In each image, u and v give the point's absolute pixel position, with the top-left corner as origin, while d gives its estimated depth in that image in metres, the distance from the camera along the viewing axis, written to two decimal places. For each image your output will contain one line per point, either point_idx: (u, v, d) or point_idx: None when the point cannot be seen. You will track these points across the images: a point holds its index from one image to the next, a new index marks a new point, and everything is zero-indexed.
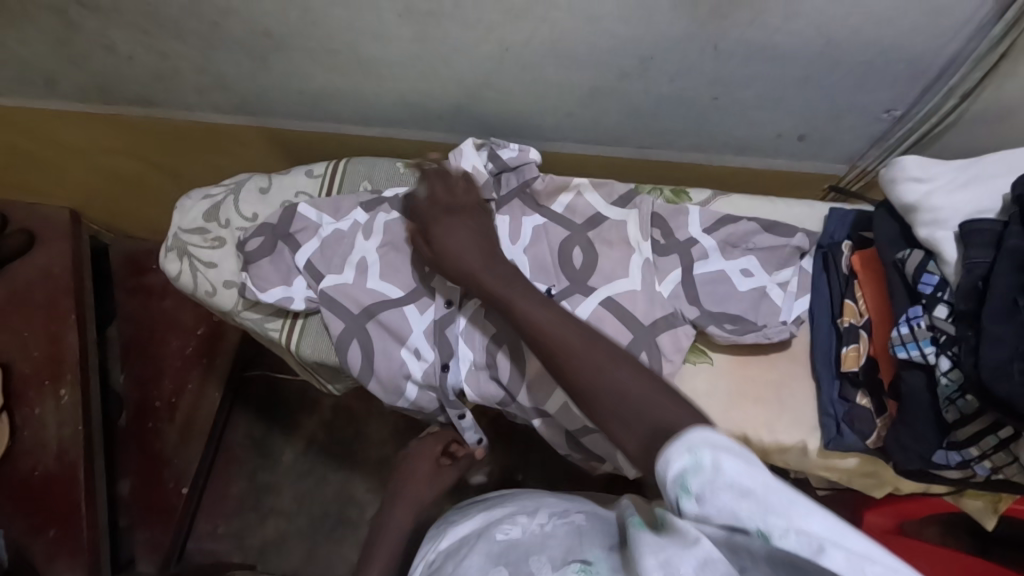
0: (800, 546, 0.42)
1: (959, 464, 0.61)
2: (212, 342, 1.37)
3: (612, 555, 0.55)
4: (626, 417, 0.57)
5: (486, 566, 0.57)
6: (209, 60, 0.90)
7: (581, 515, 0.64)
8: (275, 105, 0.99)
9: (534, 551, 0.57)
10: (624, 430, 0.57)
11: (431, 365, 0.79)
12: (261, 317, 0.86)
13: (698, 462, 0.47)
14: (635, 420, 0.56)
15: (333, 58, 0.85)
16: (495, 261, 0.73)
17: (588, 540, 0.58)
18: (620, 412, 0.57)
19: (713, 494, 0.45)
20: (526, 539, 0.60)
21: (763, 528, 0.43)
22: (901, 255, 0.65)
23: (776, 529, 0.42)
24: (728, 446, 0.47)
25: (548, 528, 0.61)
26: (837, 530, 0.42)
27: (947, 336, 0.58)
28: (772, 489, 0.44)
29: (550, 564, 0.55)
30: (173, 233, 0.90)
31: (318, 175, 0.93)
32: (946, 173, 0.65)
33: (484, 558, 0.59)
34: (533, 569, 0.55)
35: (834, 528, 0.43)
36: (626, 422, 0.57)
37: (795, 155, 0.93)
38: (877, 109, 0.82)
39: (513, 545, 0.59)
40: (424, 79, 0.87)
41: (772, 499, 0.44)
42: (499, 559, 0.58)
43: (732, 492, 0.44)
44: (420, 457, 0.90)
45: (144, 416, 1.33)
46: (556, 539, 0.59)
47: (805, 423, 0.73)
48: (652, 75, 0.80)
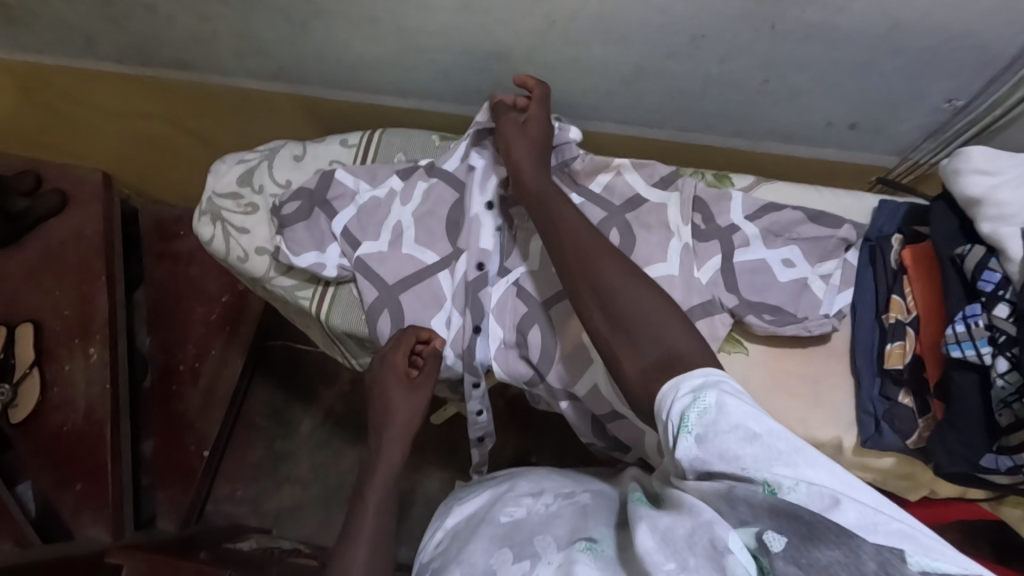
0: (807, 498, 0.42)
1: (1009, 470, 0.58)
2: (237, 309, 1.38)
3: (616, 533, 0.55)
4: (637, 337, 0.58)
5: (490, 549, 0.58)
6: (248, 24, 0.89)
7: (587, 495, 0.63)
8: (311, 73, 0.98)
9: (538, 531, 0.57)
10: (629, 349, 0.58)
11: (463, 329, 0.79)
12: (293, 285, 0.86)
13: (702, 405, 0.48)
14: (646, 343, 0.58)
15: (373, 25, 0.84)
16: (541, 177, 0.73)
17: (593, 517, 0.58)
18: (632, 329, 0.59)
19: (715, 433, 0.46)
20: (530, 519, 0.60)
21: (769, 480, 0.44)
22: (960, 250, 0.63)
23: (782, 480, 0.43)
24: (732, 391, 0.48)
25: (552, 509, 0.61)
26: (844, 484, 0.43)
27: (1007, 336, 0.56)
28: (776, 432, 0.45)
29: (555, 544, 0.55)
30: (207, 197, 0.90)
31: (353, 144, 0.92)
32: (1014, 167, 0.61)
33: (488, 541, 0.59)
34: (538, 550, 0.55)
35: (842, 482, 0.44)
36: (637, 344, 0.58)
37: (843, 144, 0.89)
38: (937, 98, 0.78)
39: (518, 527, 0.59)
40: (464, 50, 0.85)
41: (775, 441, 0.45)
42: (503, 539, 0.58)
43: (734, 430, 0.46)
44: (392, 384, 0.78)
45: (169, 380, 1.34)
46: (561, 518, 0.59)
47: (843, 420, 0.71)
48: (702, 55, 0.77)
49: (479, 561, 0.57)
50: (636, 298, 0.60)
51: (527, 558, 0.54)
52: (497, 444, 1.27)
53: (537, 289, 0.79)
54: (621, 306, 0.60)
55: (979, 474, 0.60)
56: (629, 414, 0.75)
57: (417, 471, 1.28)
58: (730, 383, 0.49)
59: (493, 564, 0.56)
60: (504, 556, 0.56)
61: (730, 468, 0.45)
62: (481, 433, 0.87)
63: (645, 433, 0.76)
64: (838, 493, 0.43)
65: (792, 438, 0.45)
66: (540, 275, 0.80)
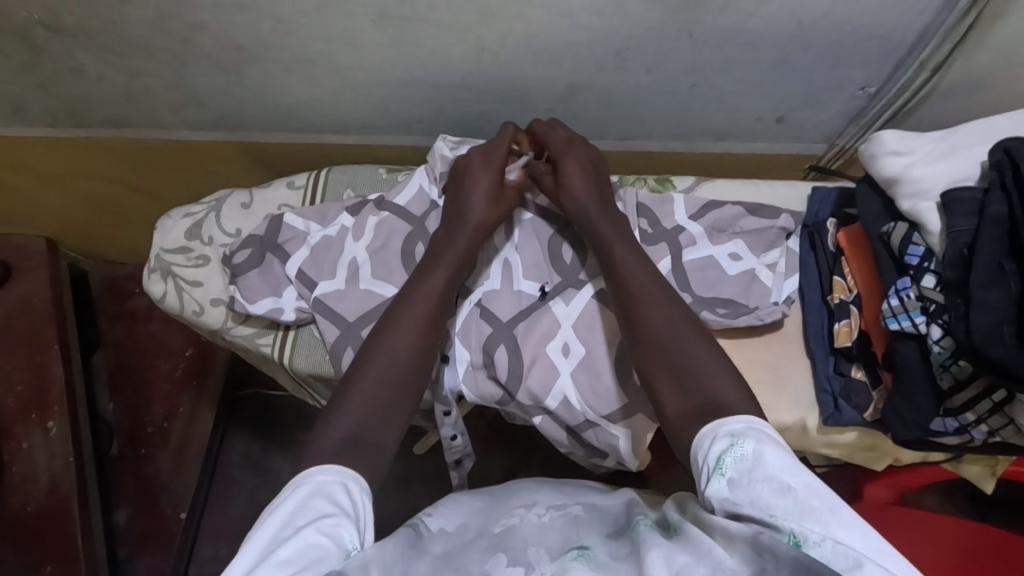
0: (833, 556, 0.44)
1: (956, 430, 0.62)
2: (202, 362, 1.35)
3: (607, 540, 0.56)
4: (675, 375, 0.63)
5: (483, 555, 0.55)
6: (181, 77, 0.88)
7: (579, 507, 0.64)
8: (251, 119, 0.97)
9: (531, 542, 0.57)
10: (673, 392, 0.62)
11: None
12: (253, 332, 0.85)
13: (740, 452, 0.52)
14: (688, 384, 0.61)
15: (307, 67, 0.85)
16: (601, 206, 0.78)
17: (585, 528, 0.59)
18: (678, 374, 0.63)
19: (750, 481, 0.49)
20: (525, 528, 0.59)
21: (796, 532, 0.46)
22: (885, 228, 0.66)
23: (811, 537, 0.45)
24: (772, 442, 0.51)
25: (545, 519, 0.61)
26: (874, 550, 0.45)
27: (937, 305, 0.59)
28: (813, 489, 0.48)
29: (548, 555, 0.55)
30: (155, 253, 0.89)
31: (300, 186, 0.92)
32: (924, 145, 0.65)
33: (478, 548, 0.57)
34: (532, 560, 0.54)
35: (873, 546, 0.45)
36: (682, 385, 0.62)
37: (774, 138, 0.93)
38: (852, 85, 0.82)
39: (509, 534, 0.58)
40: (402, 84, 0.86)
41: (811, 498, 0.47)
42: (497, 545, 0.57)
43: (768, 482, 0.49)
44: (480, 182, 0.80)
45: (136, 443, 1.31)
46: (552, 530, 0.59)
47: (804, 402, 0.73)
48: (630, 66, 0.80)
49: (473, 567, 0.54)
50: (678, 336, 0.65)
51: (519, 565, 0.54)
52: (483, 466, 1.26)
53: (499, 309, 0.80)
54: (674, 347, 0.64)
55: (931, 437, 0.63)
56: (602, 419, 0.77)
57: (404, 504, 1.26)
58: (769, 437, 0.52)
59: (488, 568, 0.53)
60: (497, 560, 0.54)
61: (758, 510, 0.48)
62: (459, 457, 0.86)
63: (620, 436, 0.77)
64: (865, 557, 0.44)
65: (830, 495, 0.48)
66: (498, 294, 0.81)
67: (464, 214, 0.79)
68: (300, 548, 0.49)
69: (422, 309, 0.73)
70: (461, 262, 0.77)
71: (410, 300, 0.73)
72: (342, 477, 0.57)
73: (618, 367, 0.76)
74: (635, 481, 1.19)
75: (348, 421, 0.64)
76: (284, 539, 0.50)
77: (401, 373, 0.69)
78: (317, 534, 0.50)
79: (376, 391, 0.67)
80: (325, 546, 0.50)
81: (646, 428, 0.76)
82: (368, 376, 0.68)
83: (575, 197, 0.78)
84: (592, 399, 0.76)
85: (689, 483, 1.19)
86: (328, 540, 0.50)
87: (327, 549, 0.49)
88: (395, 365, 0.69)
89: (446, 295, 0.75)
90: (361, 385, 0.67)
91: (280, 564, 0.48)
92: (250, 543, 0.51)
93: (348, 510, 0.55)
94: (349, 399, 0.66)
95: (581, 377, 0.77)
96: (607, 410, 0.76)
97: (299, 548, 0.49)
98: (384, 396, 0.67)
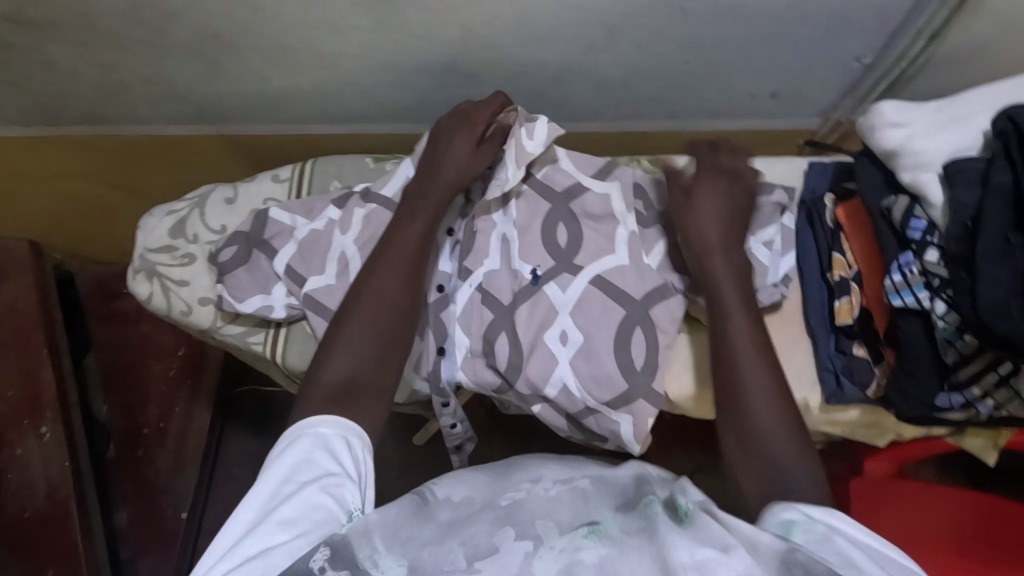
0: None
1: (961, 405, 0.61)
2: (195, 361, 1.33)
3: (618, 514, 0.55)
4: (756, 457, 0.57)
5: (491, 529, 0.53)
6: (156, 69, 0.85)
7: (586, 480, 0.62)
8: (232, 111, 0.95)
9: (539, 515, 0.55)
10: (750, 472, 0.57)
11: (429, 350, 0.79)
12: (243, 331, 0.84)
13: (812, 522, 0.50)
14: (766, 468, 0.57)
15: (287, 55, 0.82)
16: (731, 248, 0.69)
17: (594, 501, 0.57)
18: (761, 457, 0.57)
19: (815, 552, 0.47)
20: (533, 500, 0.57)
21: None
22: (886, 202, 0.65)
23: None
24: (850, 525, 0.49)
25: (552, 493, 0.59)
26: None
27: (941, 280, 0.58)
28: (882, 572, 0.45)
29: (557, 528, 0.53)
30: (138, 254, 0.86)
31: (285, 178, 0.89)
32: (925, 116, 0.64)
33: (486, 520, 0.54)
34: (541, 533, 0.52)
35: None
36: (758, 468, 0.57)
37: (768, 113, 0.92)
38: (848, 57, 0.80)
39: (517, 508, 0.56)
40: (387, 70, 0.84)
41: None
42: (505, 519, 0.54)
43: (836, 559, 0.46)
44: (459, 133, 0.77)
45: (133, 444, 1.29)
46: (561, 504, 0.57)
47: (805, 381, 0.72)
48: (620, 44, 0.78)
49: (482, 541, 0.51)
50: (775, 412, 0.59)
51: (530, 539, 0.51)
52: (484, 453, 1.25)
53: (499, 294, 0.78)
54: (762, 424, 0.59)
55: (936, 413, 0.62)
56: (603, 406, 0.75)
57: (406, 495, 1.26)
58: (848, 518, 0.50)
59: (496, 542, 0.51)
60: (505, 533, 0.52)
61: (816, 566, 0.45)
62: (460, 441, 0.86)
63: (621, 422, 0.75)
64: None
65: None
66: (496, 277, 0.79)
67: (439, 165, 0.76)
68: (305, 509, 0.50)
69: (405, 253, 0.71)
70: (441, 208, 0.75)
71: (393, 247, 0.72)
72: (344, 432, 0.58)
73: (618, 354, 0.75)
74: (636, 464, 1.19)
75: (338, 367, 0.64)
76: (288, 497, 0.51)
77: (388, 317, 0.68)
78: (322, 493, 0.51)
79: (367, 338, 0.66)
80: (328, 507, 0.51)
81: (648, 413, 0.75)
82: (357, 323, 0.67)
83: (701, 230, 0.70)
84: (592, 387, 0.74)
85: (689, 463, 1.19)
86: (332, 500, 0.51)
87: (331, 510, 0.51)
88: (379, 320, 0.67)
89: (427, 240, 0.73)
90: (347, 342, 0.66)
91: (281, 523, 0.49)
92: (252, 495, 0.53)
93: (351, 469, 0.55)
94: (337, 346, 0.65)
95: (580, 364, 0.75)
96: (608, 397, 0.74)
97: (304, 509, 0.50)
98: (375, 341, 0.66)
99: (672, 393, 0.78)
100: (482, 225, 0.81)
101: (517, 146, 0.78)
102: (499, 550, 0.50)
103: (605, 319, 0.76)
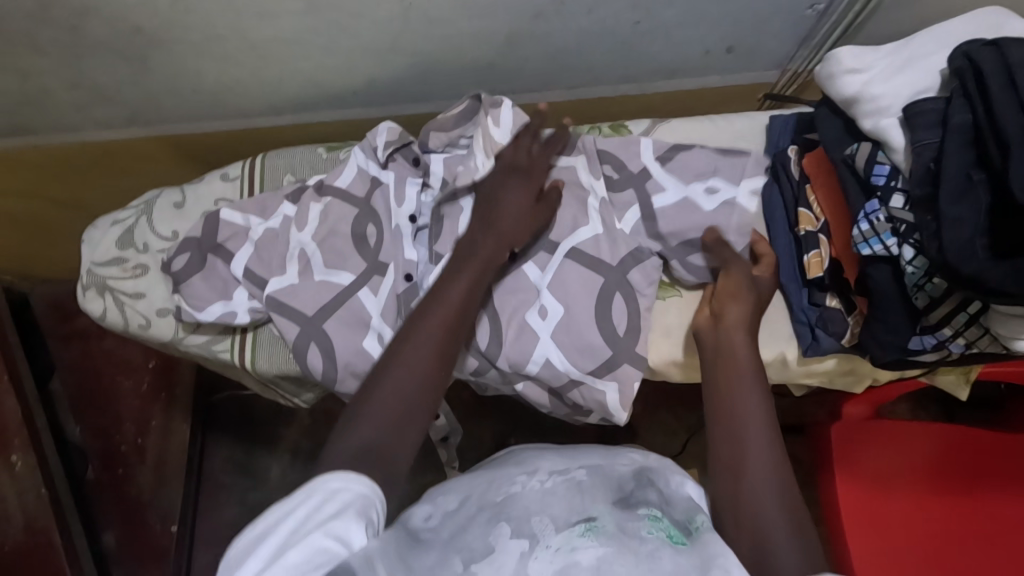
0: None
1: (934, 346, 0.61)
2: (167, 375, 1.27)
3: (614, 507, 0.54)
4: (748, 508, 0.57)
5: (485, 527, 0.53)
6: (78, 70, 0.80)
7: (582, 470, 0.60)
8: (171, 111, 0.90)
9: (535, 510, 0.54)
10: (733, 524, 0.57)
11: None
12: (207, 340, 0.80)
13: None
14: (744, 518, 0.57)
15: (220, 45, 0.77)
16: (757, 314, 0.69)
17: (591, 496, 0.56)
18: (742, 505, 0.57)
19: None
20: (526, 495, 0.57)
21: None
22: (849, 150, 0.64)
23: None
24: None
25: (548, 485, 0.58)
26: None
27: (907, 225, 0.58)
28: None
29: (552, 525, 0.52)
30: (86, 269, 0.82)
31: (235, 177, 0.85)
32: (881, 61, 0.63)
33: (483, 521, 0.54)
34: (536, 531, 0.51)
35: None
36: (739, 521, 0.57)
37: (725, 69, 0.90)
38: (800, 6, 0.78)
39: (511, 502, 0.56)
40: (328, 53, 0.80)
41: None
42: (498, 515, 0.54)
43: None
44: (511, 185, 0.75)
45: (113, 463, 1.24)
46: (556, 496, 0.56)
47: (781, 335, 0.72)
48: (569, 9, 0.75)
49: (478, 544, 0.51)
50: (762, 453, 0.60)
51: (525, 537, 0.51)
52: (474, 437, 1.23)
53: None
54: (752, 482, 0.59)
55: (910, 357, 0.63)
56: (586, 377, 0.74)
57: None
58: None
59: (492, 542, 0.51)
60: (500, 531, 0.52)
61: None
62: (446, 433, 0.96)
63: (606, 391, 0.74)
64: None
65: None
66: None
67: (499, 216, 0.73)
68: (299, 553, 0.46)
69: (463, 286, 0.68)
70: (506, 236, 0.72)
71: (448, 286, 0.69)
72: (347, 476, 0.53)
73: (598, 326, 0.73)
74: (624, 430, 1.20)
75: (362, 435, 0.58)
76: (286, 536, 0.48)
77: (447, 347, 0.65)
78: (325, 539, 0.47)
79: (422, 364, 0.63)
80: (333, 553, 0.46)
81: (633, 378, 0.73)
82: (411, 354, 0.63)
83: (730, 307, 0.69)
84: (575, 358, 0.73)
85: (675, 425, 1.21)
86: (335, 544, 0.47)
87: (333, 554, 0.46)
88: (410, 387, 0.62)
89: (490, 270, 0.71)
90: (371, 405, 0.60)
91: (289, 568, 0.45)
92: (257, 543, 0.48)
93: (354, 507, 0.50)
94: (392, 373, 0.62)
95: (561, 338, 0.73)
96: (592, 366, 0.73)
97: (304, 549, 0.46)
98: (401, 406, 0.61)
99: (654, 361, 0.76)
100: (450, 210, 0.79)
101: (485, 135, 0.76)
102: (495, 551, 0.50)
103: (582, 290, 0.74)
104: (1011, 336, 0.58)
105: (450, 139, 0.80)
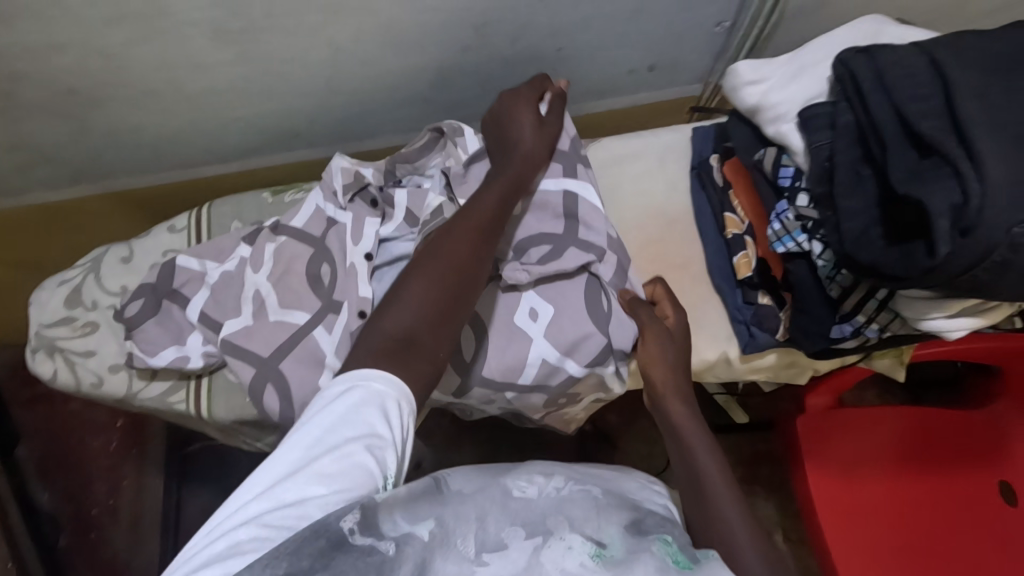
0: None
1: (852, 333, 0.65)
2: (137, 431, 1.26)
3: (625, 535, 0.49)
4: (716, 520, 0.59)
5: (500, 518, 0.48)
6: (17, 134, 0.80)
7: (598, 488, 0.58)
8: (115, 167, 0.90)
9: (551, 514, 0.50)
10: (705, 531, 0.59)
11: None
12: (162, 391, 0.80)
13: None
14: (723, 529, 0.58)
15: (158, 100, 0.79)
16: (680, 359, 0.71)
17: (606, 515, 0.51)
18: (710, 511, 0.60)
19: None
20: (540, 500, 0.52)
21: None
22: (758, 156, 0.68)
23: None
24: None
25: (565, 493, 0.54)
26: None
27: (813, 221, 0.62)
28: None
29: (568, 528, 0.47)
30: (34, 331, 0.81)
31: (182, 228, 0.86)
32: (778, 71, 0.68)
33: (494, 510, 0.49)
34: (551, 529, 0.47)
35: None
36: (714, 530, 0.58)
37: (650, 86, 0.94)
38: (709, 23, 0.83)
39: (527, 503, 0.51)
40: (264, 100, 0.82)
41: None
42: (511, 513, 0.49)
43: None
44: (523, 108, 0.76)
45: (84, 528, 1.20)
46: (573, 505, 0.52)
47: (722, 336, 0.75)
48: (492, 41, 0.79)
49: (491, 532, 0.46)
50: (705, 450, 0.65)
51: (539, 535, 0.47)
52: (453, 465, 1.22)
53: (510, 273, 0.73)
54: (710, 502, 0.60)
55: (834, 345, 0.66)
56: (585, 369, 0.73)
57: None
58: None
59: (504, 537, 0.46)
60: (515, 530, 0.47)
61: None
62: None
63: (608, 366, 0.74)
64: None
65: None
66: None
67: (513, 136, 0.75)
68: (260, 547, 0.43)
69: (477, 219, 0.68)
70: (515, 184, 0.72)
71: (461, 215, 0.69)
72: (397, 394, 0.54)
73: (592, 312, 0.73)
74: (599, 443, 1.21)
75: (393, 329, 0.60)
76: (263, 512, 0.45)
77: (481, 248, 0.67)
78: (365, 452, 0.48)
79: (448, 269, 0.64)
80: (367, 469, 0.48)
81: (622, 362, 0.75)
82: (434, 263, 0.65)
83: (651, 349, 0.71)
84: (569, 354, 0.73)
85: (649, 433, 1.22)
86: (372, 459, 0.48)
87: (370, 473, 0.48)
88: (436, 287, 0.63)
89: (499, 213, 0.70)
90: (406, 301, 0.62)
91: (321, 475, 0.47)
92: (292, 441, 0.50)
93: (397, 435, 0.51)
94: (408, 293, 0.63)
95: (553, 337, 0.73)
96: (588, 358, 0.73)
97: (328, 490, 0.46)
98: (432, 310, 0.62)
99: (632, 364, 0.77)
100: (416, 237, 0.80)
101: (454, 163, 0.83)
102: (507, 547, 0.45)
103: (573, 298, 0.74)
104: (921, 317, 0.61)
105: (414, 169, 0.84)
